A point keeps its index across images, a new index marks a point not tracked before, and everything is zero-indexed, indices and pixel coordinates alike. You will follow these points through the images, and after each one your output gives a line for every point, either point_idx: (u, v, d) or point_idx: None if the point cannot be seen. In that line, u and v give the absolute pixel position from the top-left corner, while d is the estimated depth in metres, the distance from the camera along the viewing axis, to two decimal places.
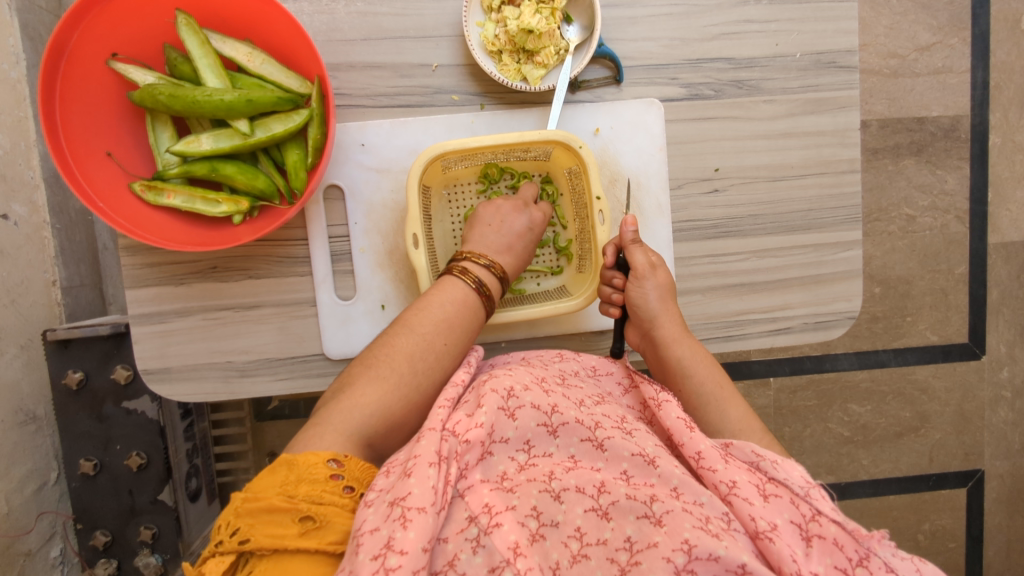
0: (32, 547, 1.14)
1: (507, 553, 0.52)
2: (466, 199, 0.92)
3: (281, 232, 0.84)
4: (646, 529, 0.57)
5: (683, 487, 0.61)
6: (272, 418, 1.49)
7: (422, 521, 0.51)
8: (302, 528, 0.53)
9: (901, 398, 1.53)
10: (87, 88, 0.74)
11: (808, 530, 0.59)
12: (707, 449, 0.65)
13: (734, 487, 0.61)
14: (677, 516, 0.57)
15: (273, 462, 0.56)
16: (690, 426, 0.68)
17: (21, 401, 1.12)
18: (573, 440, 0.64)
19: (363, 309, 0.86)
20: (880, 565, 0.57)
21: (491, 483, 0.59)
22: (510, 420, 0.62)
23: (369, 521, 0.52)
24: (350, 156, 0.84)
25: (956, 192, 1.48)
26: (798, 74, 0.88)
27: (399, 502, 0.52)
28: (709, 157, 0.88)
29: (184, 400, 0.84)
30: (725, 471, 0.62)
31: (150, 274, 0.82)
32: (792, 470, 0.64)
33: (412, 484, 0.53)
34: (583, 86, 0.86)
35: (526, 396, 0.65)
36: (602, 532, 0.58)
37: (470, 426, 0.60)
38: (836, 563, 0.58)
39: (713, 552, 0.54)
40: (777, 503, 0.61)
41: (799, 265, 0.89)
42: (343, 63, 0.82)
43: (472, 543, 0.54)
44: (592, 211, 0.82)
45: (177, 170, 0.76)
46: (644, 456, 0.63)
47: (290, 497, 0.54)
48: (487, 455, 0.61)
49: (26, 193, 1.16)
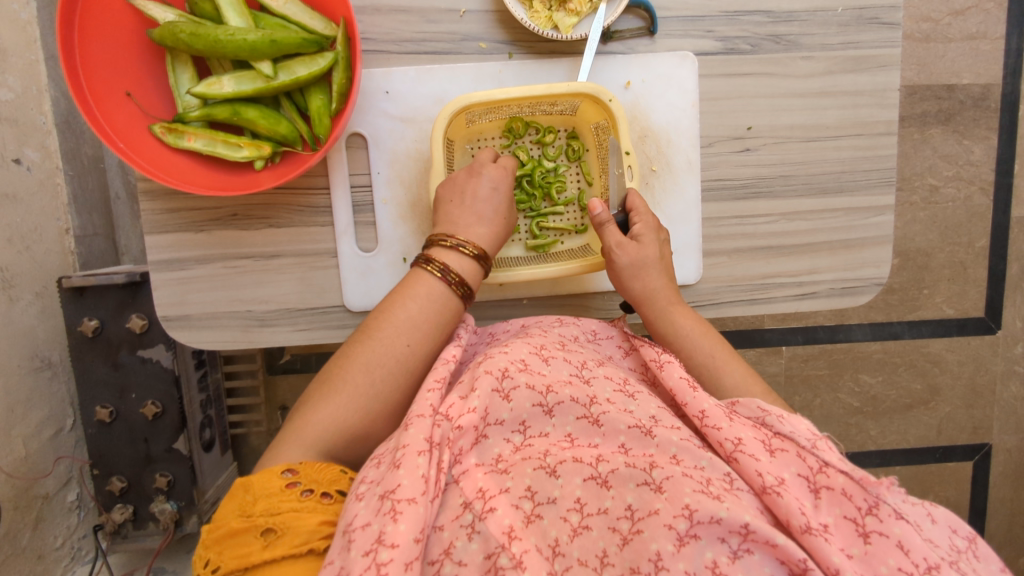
0: (49, 490, 1.15)
1: (502, 538, 0.53)
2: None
3: (303, 180, 0.82)
4: (647, 496, 0.57)
5: (683, 453, 0.60)
6: (283, 372, 1.46)
7: (412, 512, 0.52)
8: (266, 542, 0.53)
9: (913, 370, 1.52)
10: (105, 25, 0.72)
11: (815, 482, 0.58)
12: (710, 409, 0.63)
13: (740, 444, 0.60)
14: (677, 482, 0.57)
15: (231, 487, 0.57)
16: (693, 386, 0.66)
17: (37, 346, 1.12)
18: (569, 417, 0.63)
19: (385, 261, 0.84)
20: (889, 513, 0.54)
21: (487, 467, 0.59)
22: (504, 401, 0.62)
23: (360, 516, 0.53)
24: (374, 103, 0.82)
25: (982, 162, 1.44)
26: (838, 29, 0.84)
27: (388, 495, 0.53)
28: (741, 115, 0.86)
29: (203, 348, 0.84)
30: (728, 430, 0.61)
31: (169, 220, 0.81)
32: (797, 423, 0.62)
33: (401, 476, 0.54)
34: (616, 36, 0.82)
35: (520, 375, 0.63)
36: (602, 501, 0.57)
37: (462, 411, 0.60)
38: (845, 513, 0.56)
39: (715, 515, 0.53)
40: (783, 457, 0.59)
41: (829, 229, 0.88)
42: (368, 5, 0.79)
43: (468, 530, 0.54)
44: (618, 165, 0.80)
45: (199, 113, 0.74)
46: (641, 427, 0.62)
47: (245, 517, 0.54)
48: (482, 438, 0.61)
49: (38, 138, 1.14)
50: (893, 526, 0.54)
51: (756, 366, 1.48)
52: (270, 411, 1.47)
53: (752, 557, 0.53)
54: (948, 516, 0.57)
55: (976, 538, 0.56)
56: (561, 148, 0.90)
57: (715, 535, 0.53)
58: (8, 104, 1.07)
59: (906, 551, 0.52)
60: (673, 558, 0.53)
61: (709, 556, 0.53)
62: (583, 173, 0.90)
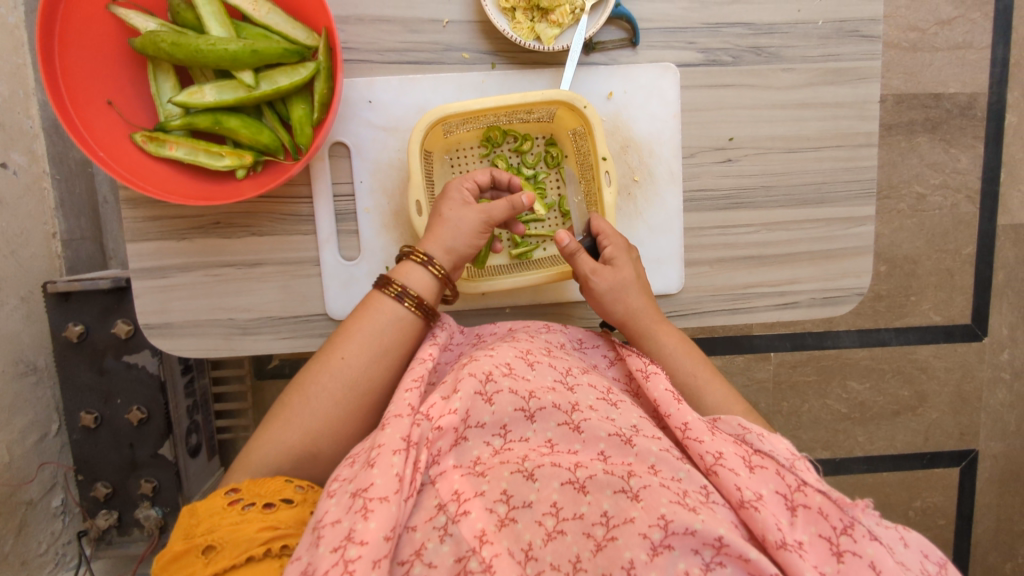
0: (33, 496, 1.15)
1: (473, 541, 0.54)
2: (471, 163, 0.90)
3: (285, 189, 0.82)
4: (623, 504, 0.57)
5: (662, 464, 0.61)
6: (272, 377, 1.46)
7: (382, 511, 0.53)
8: (206, 559, 0.57)
9: (900, 376, 1.53)
10: (87, 34, 0.72)
11: (792, 500, 0.59)
12: (692, 421, 0.64)
13: (720, 458, 0.61)
14: (653, 492, 0.57)
15: (181, 514, 0.61)
16: (677, 399, 0.67)
17: (21, 351, 1.12)
18: (551, 423, 0.63)
19: (367, 270, 0.84)
20: (863, 534, 0.55)
21: (464, 469, 0.60)
22: (486, 405, 0.62)
23: (331, 512, 0.55)
24: (356, 113, 0.82)
25: (968, 171, 1.45)
26: (820, 41, 0.85)
27: (361, 493, 0.55)
28: (724, 126, 0.86)
29: (185, 355, 0.84)
30: (710, 444, 0.62)
31: (151, 228, 0.81)
32: (777, 442, 0.63)
33: (375, 475, 0.55)
34: (598, 48, 0.83)
35: (503, 380, 0.64)
36: (578, 507, 0.58)
37: (443, 412, 0.61)
38: (820, 531, 0.56)
39: (689, 526, 0.54)
40: (762, 474, 0.60)
41: (810, 239, 0.88)
42: (352, 15, 0.80)
43: (440, 531, 0.55)
44: (597, 172, 0.80)
45: (180, 122, 0.74)
46: (622, 435, 0.63)
47: (188, 538, 0.58)
48: (461, 441, 0.61)
49: (24, 142, 1.14)
50: (867, 546, 0.54)
51: (744, 372, 1.49)
52: (259, 416, 1.47)
53: (724, 571, 0.54)
54: (920, 542, 0.57)
55: (949, 563, 0.56)
56: (540, 155, 0.91)
57: (688, 546, 0.54)
58: None
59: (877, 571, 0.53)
60: (645, 566, 0.54)
61: (681, 565, 0.54)
62: (563, 180, 0.91)
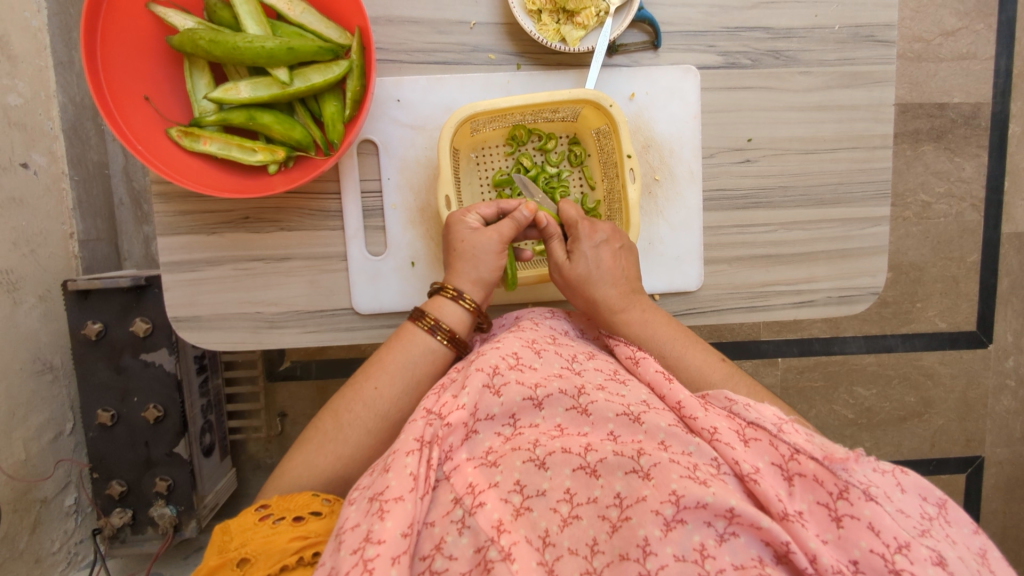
0: (48, 494, 1.14)
1: (490, 532, 0.55)
2: (495, 161, 0.92)
3: (314, 184, 0.84)
4: (635, 484, 0.58)
5: (671, 439, 0.61)
6: (284, 379, 1.46)
7: (399, 510, 0.55)
8: (242, 572, 0.58)
9: (907, 383, 1.54)
10: (128, 31, 0.75)
11: (789, 469, 0.59)
12: (686, 399, 0.65)
13: (716, 433, 0.61)
14: (664, 468, 0.58)
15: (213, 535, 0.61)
16: (669, 378, 0.68)
17: (39, 350, 1.12)
18: (558, 409, 0.64)
19: (392, 265, 0.86)
20: (860, 495, 0.54)
21: (477, 461, 0.61)
22: (494, 397, 0.63)
23: (351, 518, 0.57)
24: (385, 111, 0.84)
25: (973, 179, 1.47)
26: (836, 46, 0.87)
27: (377, 497, 0.57)
28: (742, 127, 0.88)
29: (212, 348, 0.85)
30: (704, 419, 0.63)
31: (182, 222, 0.82)
32: (764, 410, 0.63)
33: (390, 478, 0.57)
34: (621, 50, 0.85)
35: (510, 372, 0.65)
36: (592, 491, 0.59)
37: (452, 409, 0.62)
38: (819, 499, 0.56)
39: (701, 500, 0.54)
40: (757, 446, 0.60)
41: (826, 239, 0.90)
42: (382, 16, 0.82)
43: (458, 525, 0.57)
44: (623, 169, 0.83)
45: (215, 117, 0.76)
46: (629, 414, 0.63)
47: (222, 553, 0.59)
48: (472, 434, 0.63)
49: (45, 143, 1.15)
50: (863, 508, 0.54)
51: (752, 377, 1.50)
52: (269, 418, 1.47)
53: (738, 540, 0.54)
54: (918, 483, 0.58)
55: (946, 503, 0.57)
56: (563, 154, 0.93)
57: (701, 519, 0.54)
58: (18, 109, 1.08)
59: (877, 532, 0.52)
60: (660, 542, 0.54)
61: (696, 539, 0.54)
62: (586, 177, 0.93)
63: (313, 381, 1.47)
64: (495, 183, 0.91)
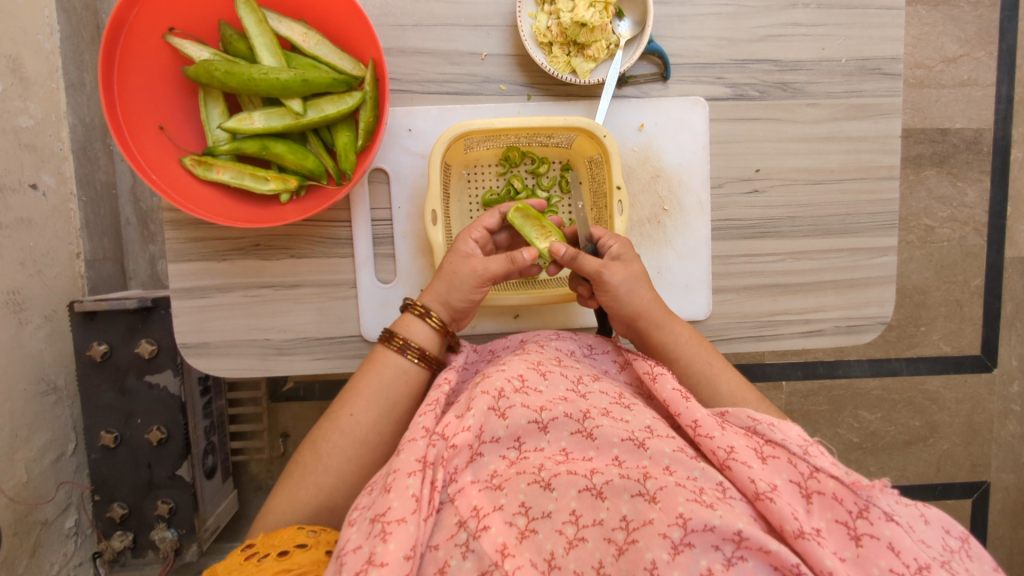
0: (48, 516, 1.13)
1: (494, 556, 0.55)
2: (486, 180, 0.92)
3: (326, 213, 0.85)
4: (641, 507, 0.57)
5: (677, 464, 0.61)
6: (286, 400, 1.45)
7: (401, 532, 0.55)
8: None
9: (912, 407, 1.53)
10: (143, 61, 0.76)
11: (807, 487, 0.59)
12: (702, 419, 0.64)
13: (731, 452, 0.61)
14: (670, 492, 0.57)
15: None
16: (686, 397, 0.67)
17: (43, 371, 1.11)
18: (564, 432, 0.64)
19: (402, 294, 0.86)
20: (880, 515, 0.55)
21: (481, 484, 0.61)
22: (500, 419, 0.63)
23: (353, 539, 0.56)
24: (396, 140, 0.85)
25: (976, 204, 1.48)
26: (843, 78, 0.88)
27: (379, 518, 0.56)
28: (750, 158, 0.89)
29: (221, 375, 0.85)
30: (721, 438, 0.62)
31: (193, 249, 0.83)
32: (788, 431, 0.63)
33: (391, 498, 0.57)
34: (631, 81, 0.86)
35: (515, 396, 0.65)
36: (598, 513, 0.58)
37: (457, 430, 0.62)
38: (837, 517, 0.57)
39: (708, 522, 0.54)
40: (774, 464, 0.61)
41: (835, 268, 0.90)
42: (394, 47, 0.83)
43: (462, 548, 0.56)
44: (612, 201, 0.83)
45: (229, 147, 0.76)
46: (634, 440, 0.63)
47: None
48: (477, 456, 0.62)
49: (55, 163, 1.16)
50: (884, 528, 0.54)
51: None
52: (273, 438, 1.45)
53: (746, 564, 0.53)
54: (941, 517, 0.58)
55: (969, 537, 0.57)
56: (555, 179, 0.92)
57: (708, 543, 0.54)
58: (28, 131, 1.09)
59: (896, 552, 0.53)
60: (668, 566, 0.53)
61: (703, 563, 0.53)
62: (575, 205, 0.92)
63: (316, 403, 1.45)
64: (485, 203, 0.91)
